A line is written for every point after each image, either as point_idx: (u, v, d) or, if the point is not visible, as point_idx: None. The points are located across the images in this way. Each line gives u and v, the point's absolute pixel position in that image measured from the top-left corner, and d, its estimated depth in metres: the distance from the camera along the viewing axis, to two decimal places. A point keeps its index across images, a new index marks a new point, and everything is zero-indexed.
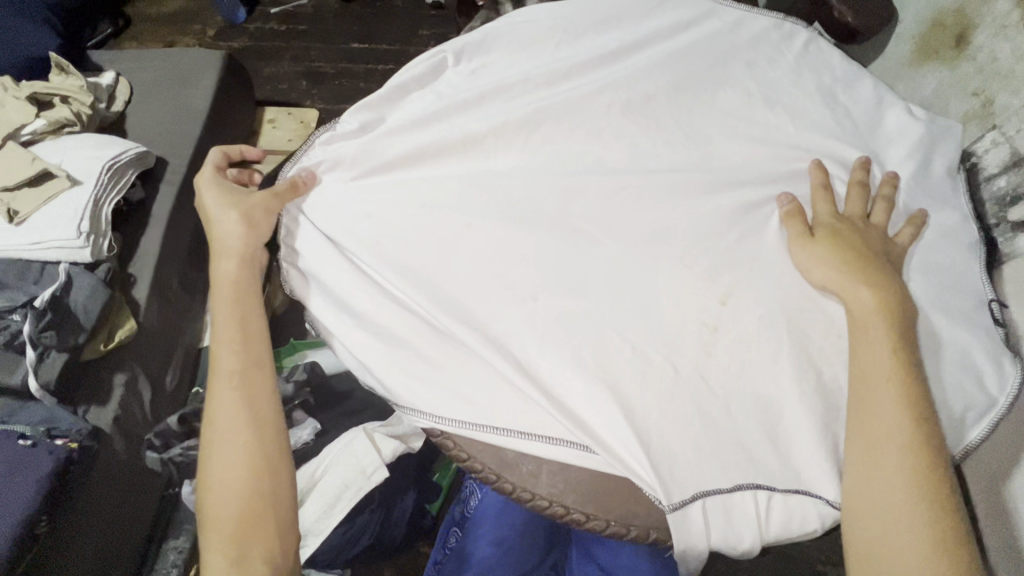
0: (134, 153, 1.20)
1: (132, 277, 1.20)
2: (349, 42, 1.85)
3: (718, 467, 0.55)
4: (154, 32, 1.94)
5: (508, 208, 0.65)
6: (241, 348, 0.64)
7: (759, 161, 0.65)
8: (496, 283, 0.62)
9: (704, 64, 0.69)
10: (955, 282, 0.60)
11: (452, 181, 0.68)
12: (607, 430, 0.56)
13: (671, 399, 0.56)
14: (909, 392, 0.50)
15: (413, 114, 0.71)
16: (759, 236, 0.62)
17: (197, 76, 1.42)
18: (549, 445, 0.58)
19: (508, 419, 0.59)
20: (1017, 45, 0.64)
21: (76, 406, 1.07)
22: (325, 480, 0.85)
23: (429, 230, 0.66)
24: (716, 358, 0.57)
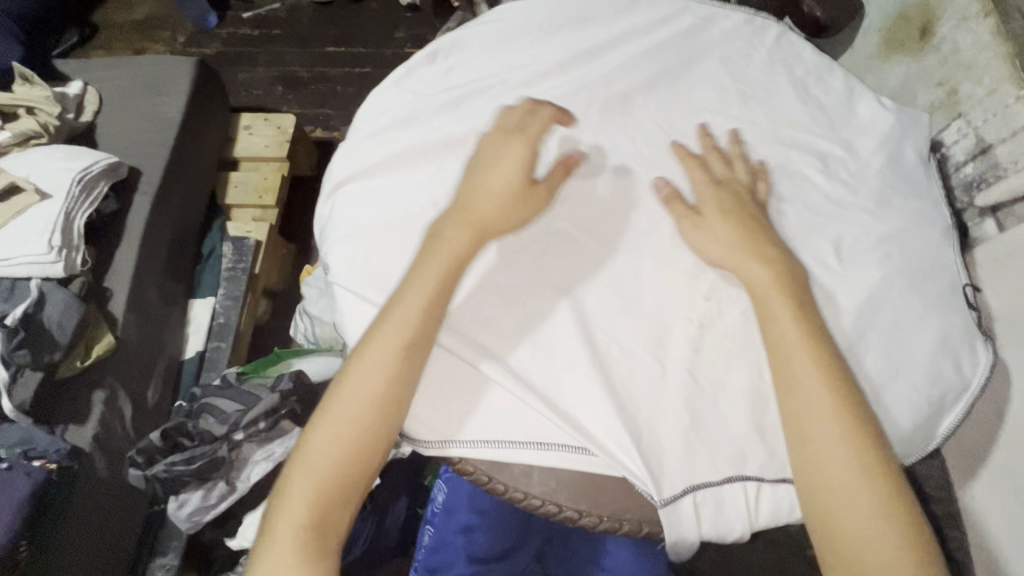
0: (106, 164, 1.18)
1: (108, 291, 1.17)
2: (324, 45, 1.83)
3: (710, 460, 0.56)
4: (122, 39, 1.89)
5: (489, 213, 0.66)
6: (375, 399, 0.53)
7: (734, 155, 0.67)
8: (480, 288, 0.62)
9: (679, 64, 0.71)
10: (933, 264, 0.61)
11: (433, 185, 0.67)
12: (602, 426, 0.56)
13: (659, 394, 0.57)
14: (822, 364, 0.52)
15: (392, 122, 0.71)
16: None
17: (169, 83, 1.39)
18: (540, 448, 0.57)
19: (497, 424, 0.58)
20: (977, 35, 0.66)
21: (54, 425, 1.04)
22: None
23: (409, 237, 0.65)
24: (699, 352, 0.59)
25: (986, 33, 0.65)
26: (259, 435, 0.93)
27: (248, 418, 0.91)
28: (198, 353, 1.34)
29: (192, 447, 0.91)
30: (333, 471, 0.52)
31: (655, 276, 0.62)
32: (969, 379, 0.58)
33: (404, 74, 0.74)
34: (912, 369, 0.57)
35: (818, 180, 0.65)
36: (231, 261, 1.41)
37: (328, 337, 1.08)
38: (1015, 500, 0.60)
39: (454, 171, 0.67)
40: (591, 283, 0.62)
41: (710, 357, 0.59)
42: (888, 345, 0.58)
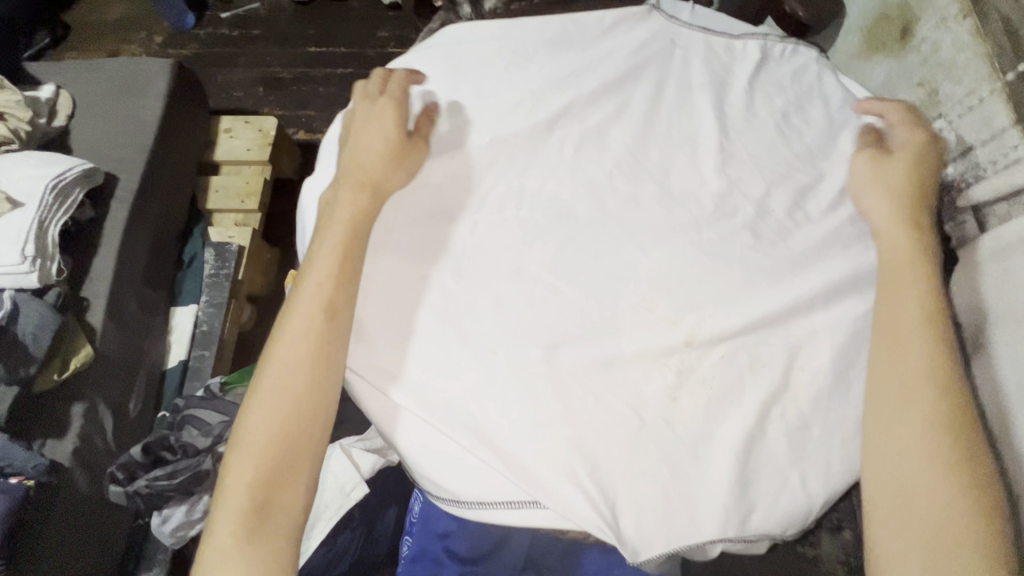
0: (81, 170, 1.14)
1: (85, 302, 1.14)
2: (305, 46, 1.80)
3: (707, 492, 0.54)
4: (96, 40, 1.84)
5: (471, 246, 0.64)
6: (298, 376, 0.55)
7: (720, 160, 0.67)
8: (450, 333, 0.61)
9: (659, 73, 0.72)
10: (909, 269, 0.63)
11: (403, 222, 0.65)
12: (568, 487, 0.54)
13: (642, 441, 0.56)
14: (931, 368, 0.51)
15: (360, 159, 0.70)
16: (724, 236, 0.63)
17: (146, 86, 1.36)
18: (512, 507, 0.56)
19: (474, 486, 0.57)
20: (957, 36, 0.67)
21: (31, 441, 1.01)
22: None
23: (373, 285, 0.63)
24: (690, 374, 0.58)
25: (965, 34, 0.66)
26: None
27: None
28: (181, 362, 1.31)
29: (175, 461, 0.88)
30: (288, 439, 0.53)
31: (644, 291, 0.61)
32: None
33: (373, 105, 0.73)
34: None
35: (801, 184, 0.66)
36: (213, 267, 1.38)
37: None
38: None
39: (425, 208, 0.66)
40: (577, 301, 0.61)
41: (704, 373, 0.58)
42: (872, 360, 0.58)
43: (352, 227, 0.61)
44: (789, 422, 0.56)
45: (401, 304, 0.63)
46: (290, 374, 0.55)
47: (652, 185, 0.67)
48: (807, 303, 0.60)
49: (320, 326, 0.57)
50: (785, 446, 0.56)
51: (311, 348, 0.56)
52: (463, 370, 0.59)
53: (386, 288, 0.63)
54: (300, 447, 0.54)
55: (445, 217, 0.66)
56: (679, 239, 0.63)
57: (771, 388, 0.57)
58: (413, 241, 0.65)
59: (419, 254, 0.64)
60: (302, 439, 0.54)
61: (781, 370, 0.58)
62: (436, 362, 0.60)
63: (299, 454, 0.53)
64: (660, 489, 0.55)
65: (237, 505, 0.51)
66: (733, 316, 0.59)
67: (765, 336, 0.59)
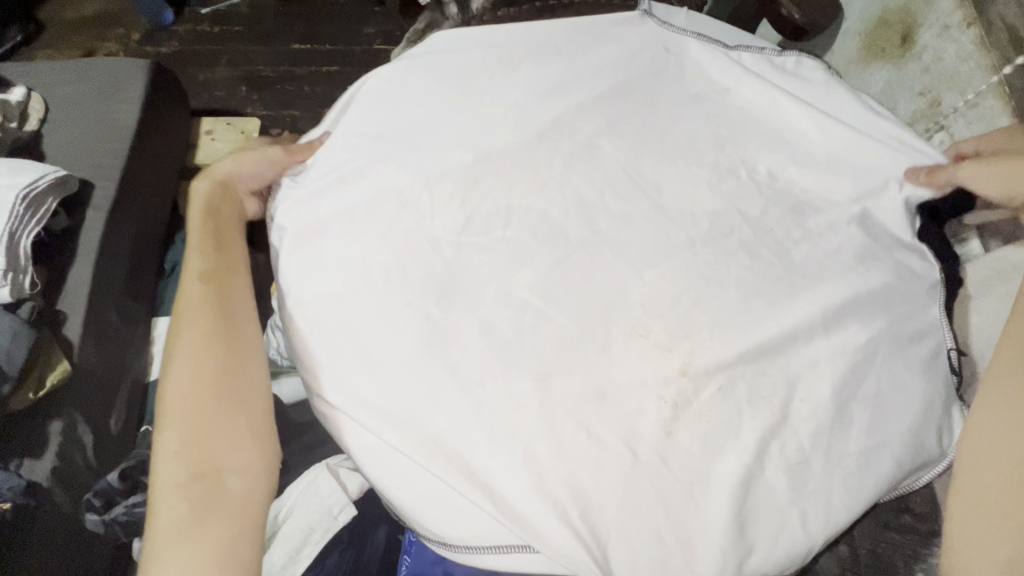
0: (54, 178, 1.10)
1: (62, 315, 1.09)
2: (290, 43, 1.74)
3: (704, 531, 0.53)
4: (71, 37, 1.78)
5: (458, 271, 0.61)
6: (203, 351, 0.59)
7: (715, 180, 0.64)
8: (436, 367, 0.58)
9: (654, 83, 0.69)
10: (910, 294, 0.61)
11: (383, 249, 0.62)
12: (559, 528, 0.52)
13: (636, 480, 0.54)
14: None
15: (340, 178, 0.66)
16: (722, 258, 0.61)
17: (122, 89, 1.31)
18: (499, 550, 0.54)
19: (465, 528, 0.55)
20: (961, 46, 0.65)
21: (6, 461, 0.97)
22: (288, 523, 0.83)
23: (353, 314, 0.60)
24: (687, 407, 0.56)
25: (970, 44, 0.64)
26: None
27: None
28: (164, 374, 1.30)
29: None
30: (212, 404, 0.57)
31: (640, 317, 0.59)
32: (947, 433, 0.58)
33: (356, 122, 0.69)
34: (894, 438, 0.56)
35: (803, 202, 0.64)
36: None
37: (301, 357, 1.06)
38: None
39: (410, 231, 0.63)
40: (570, 329, 0.59)
41: (702, 406, 0.56)
42: (875, 390, 0.57)
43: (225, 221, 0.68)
44: (788, 455, 0.55)
45: (383, 335, 0.59)
46: (195, 349, 0.59)
47: (646, 205, 0.64)
48: (806, 329, 0.58)
49: (215, 301, 0.62)
50: (785, 481, 0.54)
51: (206, 322, 0.60)
52: (449, 405, 0.56)
53: (367, 318, 0.60)
54: (225, 408, 0.57)
55: (430, 240, 0.63)
56: (675, 261, 0.61)
57: (772, 421, 0.55)
58: (395, 266, 0.61)
59: (402, 280, 0.61)
60: (223, 397, 0.58)
61: (781, 401, 0.56)
62: (420, 398, 0.57)
63: (223, 412, 0.57)
64: (655, 528, 0.53)
65: (173, 477, 0.54)
66: (731, 341, 0.57)
67: (765, 364, 0.57)
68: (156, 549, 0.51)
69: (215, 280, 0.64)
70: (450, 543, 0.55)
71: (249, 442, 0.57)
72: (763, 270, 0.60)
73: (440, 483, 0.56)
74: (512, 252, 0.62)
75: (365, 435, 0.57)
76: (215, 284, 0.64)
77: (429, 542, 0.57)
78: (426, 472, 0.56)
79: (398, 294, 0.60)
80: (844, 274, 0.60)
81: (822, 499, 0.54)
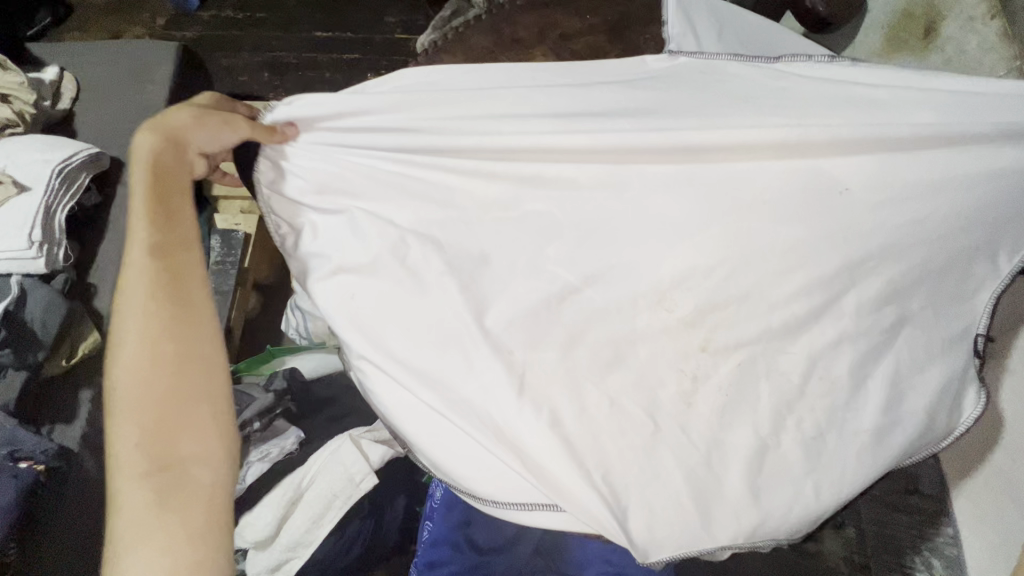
0: (88, 154, 1.12)
1: (92, 287, 1.14)
2: (312, 30, 1.76)
3: (716, 495, 0.56)
4: (99, 21, 1.81)
5: (494, 248, 0.64)
6: (153, 345, 0.57)
7: (801, 130, 0.58)
8: (467, 335, 0.60)
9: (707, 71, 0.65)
10: (960, 278, 0.60)
11: (418, 227, 0.65)
12: (586, 495, 0.55)
13: (656, 446, 0.57)
14: None
15: (388, 145, 0.66)
16: (773, 233, 0.59)
17: (151, 71, 1.33)
18: (525, 508, 0.58)
19: (498, 489, 0.59)
20: (985, 37, 0.67)
21: (40, 426, 1.01)
22: (311, 490, 0.86)
23: (392, 286, 0.63)
24: (706, 382, 0.59)
25: (993, 36, 0.66)
26: (253, 436, 0.92)
27: (242, 418, 0.92)
28: None
29: None
30: (169, 410, 0.56)
31: (670, 293, 0.60)
32: (959, 412, 0.60)
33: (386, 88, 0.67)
34: (908, 419, 0.58)
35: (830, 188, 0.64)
36: (219, 253, 1.32)
37: (321, 334, 1.10)
38: (1004, 493, 0.67)
39: (448, 211, 0.65)
40: (601, 305, 0.61)
41: (718, 378, 0.59)
42: (895, 375, 0.58)
43: (166, 201, 0.62)
44: (803, 429, 0.57)
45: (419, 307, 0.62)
46: (145, 352, 0.57)
47: (708, 165, 0.60)
48: (838, 307, 0.58)
49: (162, 295, 0.59)
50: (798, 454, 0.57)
51: (154, 310, 0.58)
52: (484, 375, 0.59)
53: (405, 291, 0.63)
54: (180, 403, 0.56)
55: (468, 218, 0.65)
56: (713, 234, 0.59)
57: (790, 398, 0.58)
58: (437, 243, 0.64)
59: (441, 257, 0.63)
60: (176, 387, 0.56)
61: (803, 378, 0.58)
62: (454, 362, 0.60)
63: (177, 404, 0.56)
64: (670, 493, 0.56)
65: (134, 478, 0.53)
66: (752, 321, 0.59)
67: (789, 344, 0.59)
68: (120, 549, 0.51)
69: (164, 265, 0.60)
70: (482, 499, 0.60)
71: (210, 446, 0.56)
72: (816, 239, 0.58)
73: (470, 444, 0.59)
74: (544, 234, 0.63)
75: (400, 398, 0.62)
76: (162, 275, 0.60)
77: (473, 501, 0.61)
78: (461, 432, 0.59)
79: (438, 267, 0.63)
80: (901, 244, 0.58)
81: (834, 471, 0.57)
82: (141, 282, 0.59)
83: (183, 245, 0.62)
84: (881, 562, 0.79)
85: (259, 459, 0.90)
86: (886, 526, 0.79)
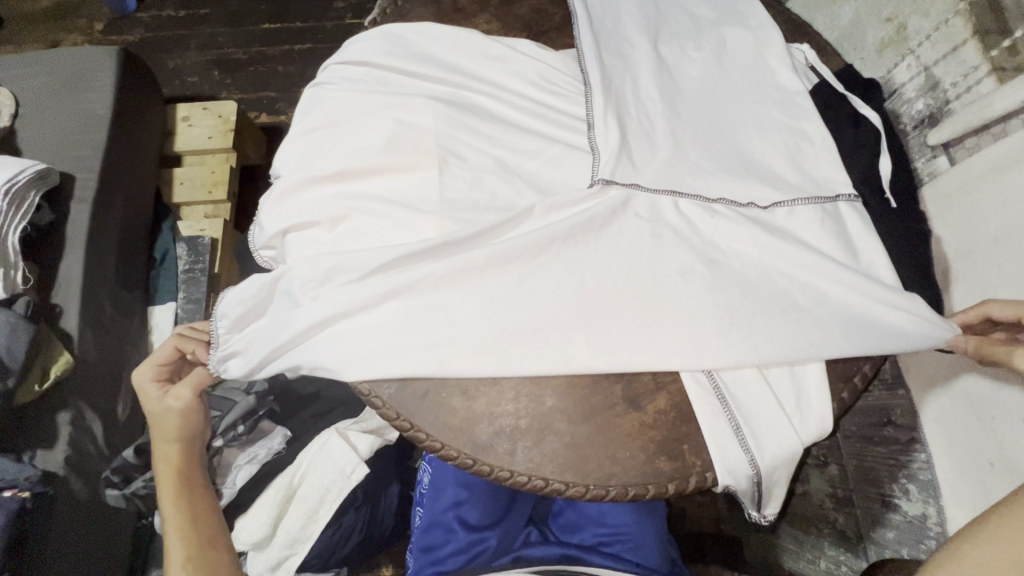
0: (35, 171, 0.97)
1: (57, 308, 1.01)
2: (259, 23, 1.68)
3: (757, 379, 0.51)
4: (33, 33, 1.71)
5: (385, 156, 0.57)
6: (198, 540, 0.64)
7: (614, 100, 0.57)
8: (427, 320, 0.52)
9: (655, 54, 0.61)
10: (754, 112, 0.59)
11: (341, 212, 0.56)
12: (571, 408, 0.52)
13: (697, 341, 0.51)
14: None
15: (285, 207, 0.57)
16: (670, 74, 0.60)
17: (94, 82, 1.15)
18: (522, 452, 0.51)
19: (478, 440, 0.51)
20: None
21: (20, 453, 0.91)
22: (304, 486, 0.86)
23: (355, 221, 0.56)
24: (682, 309, 0.52)
25: None
26: (239, 440, 0.92)
27: (225, 423, 0.90)
28: None
29: None
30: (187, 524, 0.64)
31: (616, 156, 0.55)
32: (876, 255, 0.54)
33: (283, 165, 0.59)
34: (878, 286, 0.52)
35: (795, 152, 0.58)
36: (187, 261, 1.25)
37: None
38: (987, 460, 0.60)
39: (383, 81, 0.61)
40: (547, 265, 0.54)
41: (730, 250, 0.55)
42: (841, 237, 0.55)
43: (189, 506, 0.65)
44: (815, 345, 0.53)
45: (383, 261, 0.53)
46: None
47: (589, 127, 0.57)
48: (786, 121, 0.58)
49: (194, 507, 0.65)
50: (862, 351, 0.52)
51: None
52: (464, 306, 0.52)
53: (364, 219, 0.56)
54: None
55: (343, 143, 0.58)
56: (601, 79, 0.57)
57: (798, 226, 0.56)
58: (361, 144, 0.58)
59: (370, 149, 0.57)
60: None
61: (784, 214, 0.56)
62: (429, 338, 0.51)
63: None
64: (676, 440, 0.52)
65: None
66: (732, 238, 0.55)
67: (774, 172, 0.57)
68: None
69: (188, 508, 0.65)
70: (468, 456, 0.51)
71: None
72: (705, 68, 0.61)
73: (454, 408, 0.52)
74: (452, 110, 0.59)
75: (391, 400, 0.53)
76: (210, 544, 0.65)
77: (458, 451, 0.51)
78: (460, 394, 0.53)
79: (390, 173, 0.57)
80: (751, 16, 0.63)
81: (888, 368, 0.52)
82: (177, 483, 0.66)
83: (207, 509, 0.66)
84: (861, 494, 0.80)
85: (247, 461, 0.90)
86: (864, 458, 0.80)
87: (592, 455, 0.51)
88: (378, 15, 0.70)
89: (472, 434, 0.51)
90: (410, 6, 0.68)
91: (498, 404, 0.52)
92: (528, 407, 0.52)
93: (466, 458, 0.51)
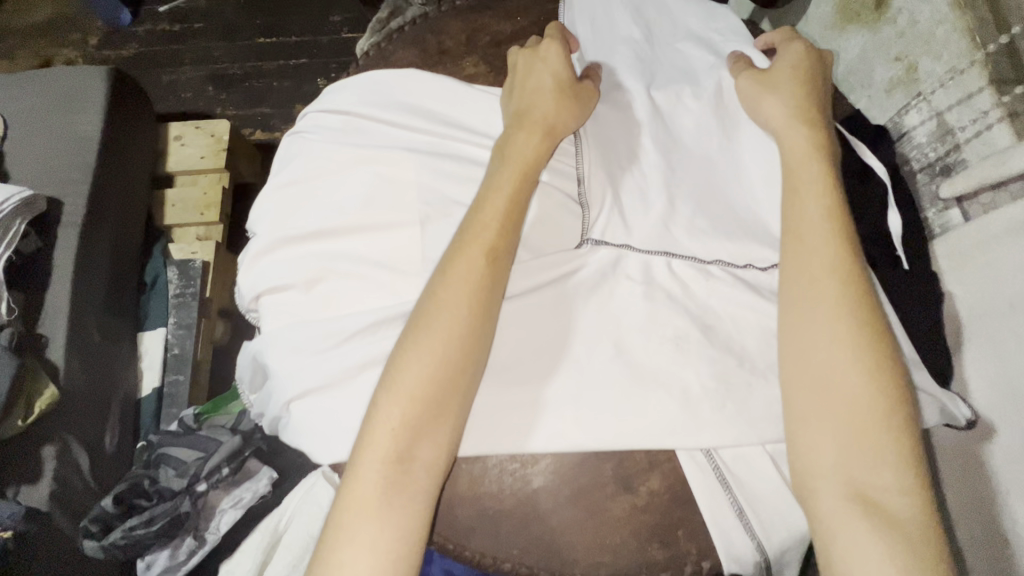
0: (20, 200, 0.95)
1: (43, 339, 0.98)
2: (254, 37, 1.65)
3: (761, 459, 0.48)
4: (27, 47, 1.69)
5: (363, 214, 0.54)
6: (472, 307, 0.47)
7: (606, 154, 0.54)
8: None
9: (649, 100, 0.57)
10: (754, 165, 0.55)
11: (317, 271, 0.53)
12: (561, 488, 0.49)
13: (693, 419, 0.48)
14: (851, 344, 0.45)
15: (260, 267, 0.55)
16: (664, 124, 0.56)
17: (85, 104, 1.12)
18: (505, 537, 0.48)
19: (461, 523, 0.49)
20: (936, 7, 0.59)
21: (3, 490, 0.89)
22: (289, 533, 0.83)
23: (331, 283, 0.53)
24: (677, 382, 0.49)
25: (944, 6, 0.58)
26: (223, 482, 0.89)
27: (209, 466, 0.87)
28: (156, 390, 1.16)
29: (152, 507, 0.85)
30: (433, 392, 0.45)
31: (608, 215, 0.53)
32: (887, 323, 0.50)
33: (259, 221, 0.57)
34: None
35: None
36: (177, 286, 1.22)
37: None
38: None
39: (361, 131, 0.58)
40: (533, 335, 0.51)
41: (728, 318, 0.52)
42: None
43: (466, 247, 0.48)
44: None
45: (364, 328, 0.51)
46: (437, 373, 0.45)
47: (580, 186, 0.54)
48: None
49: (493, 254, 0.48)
50: None
51: (450, 364, 0.46)
52: None
53: (340, 281, 0.53)
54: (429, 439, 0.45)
55: (319, 198, 0.56)
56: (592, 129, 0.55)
57: None
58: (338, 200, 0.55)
59: (348, 207, 0.54)
60: (450, 381, 0.46)
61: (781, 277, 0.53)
62: None
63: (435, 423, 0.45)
64: (671, 525, 0.48)
65: (377, 458, 0.44)
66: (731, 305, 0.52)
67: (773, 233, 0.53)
68: (345, 517, 0.43)
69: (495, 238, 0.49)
70: (452, 540, 0.49)
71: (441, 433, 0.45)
72: (703, 116, 0.57)
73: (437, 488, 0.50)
74: (434, 163, 0.56)
75: None
76: (484, 305, 0.47)
77: (442, 536, 0.49)
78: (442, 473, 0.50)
79: (370, 231, 0.54)
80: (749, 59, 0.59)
81: None
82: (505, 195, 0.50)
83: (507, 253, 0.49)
84: None
85: (232, 506, 0.88)
86: None
87: (580, 540, 0.48)
88: (361, 56, 0.67)
89: (455, 517, 0.49)
90: (394, 48, 0.65)
91: (482, 486, 0.49)
92: (510, 488, 0.49)
93: (450, 543, 0.49)
